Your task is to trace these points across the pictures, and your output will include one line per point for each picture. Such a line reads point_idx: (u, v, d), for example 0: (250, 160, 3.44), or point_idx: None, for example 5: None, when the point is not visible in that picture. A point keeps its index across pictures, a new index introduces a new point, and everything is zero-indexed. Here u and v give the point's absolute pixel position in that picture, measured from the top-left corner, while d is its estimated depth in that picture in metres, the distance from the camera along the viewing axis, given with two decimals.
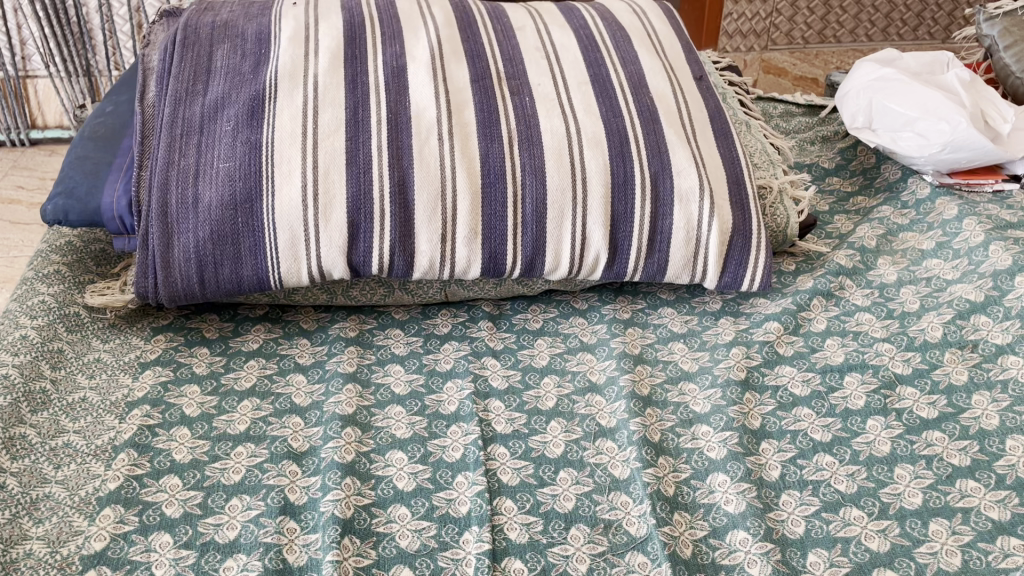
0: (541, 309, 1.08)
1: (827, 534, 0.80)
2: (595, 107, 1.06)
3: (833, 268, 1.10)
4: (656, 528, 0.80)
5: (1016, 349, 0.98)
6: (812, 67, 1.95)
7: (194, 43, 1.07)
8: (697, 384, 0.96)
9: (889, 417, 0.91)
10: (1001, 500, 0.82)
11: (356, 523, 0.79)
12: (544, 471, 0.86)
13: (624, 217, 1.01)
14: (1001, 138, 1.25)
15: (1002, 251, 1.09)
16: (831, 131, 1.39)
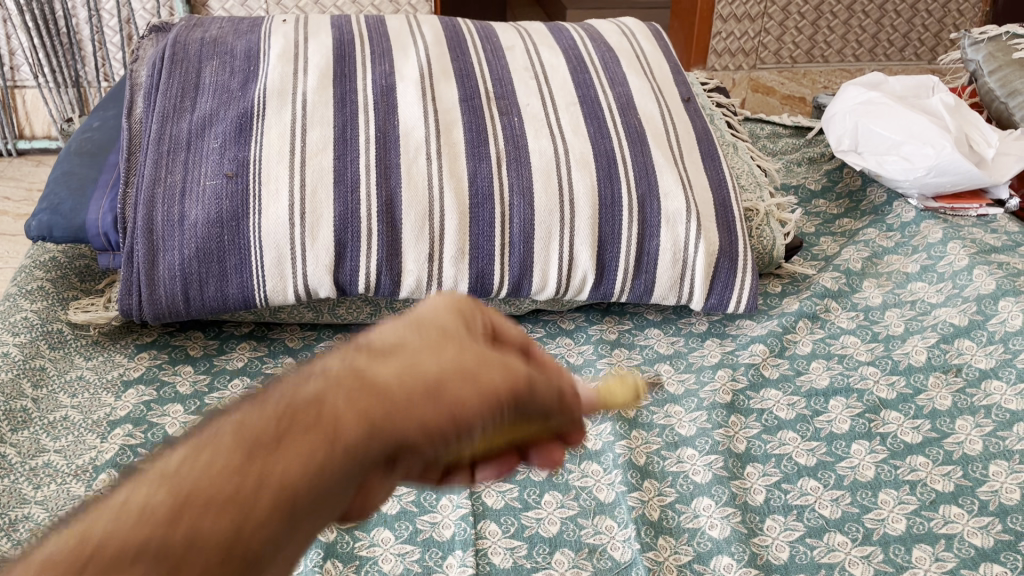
0: (528, 329, 1.08)
1: (812, 560, 0.80)
2: (584, 129, 1.07)
3: (819, 291, 1.11)
4: (640, 553, 0.79)
5: (999, 374, 0.98)
6: (801, 87, 1.98)
7: (183, 59, 1.07)
8: (682, 406, 0.96)
9: (874, 442, 0.91)
10: (985, 526, 0.82)
11: (339, 547, 0.79)
12: (528, 494, 0.85)
13: (611, 238, 1.01)
14: (985, 162, 1.26)
15: (987, 275, 1.10)
16: (818, 152, 1.41)
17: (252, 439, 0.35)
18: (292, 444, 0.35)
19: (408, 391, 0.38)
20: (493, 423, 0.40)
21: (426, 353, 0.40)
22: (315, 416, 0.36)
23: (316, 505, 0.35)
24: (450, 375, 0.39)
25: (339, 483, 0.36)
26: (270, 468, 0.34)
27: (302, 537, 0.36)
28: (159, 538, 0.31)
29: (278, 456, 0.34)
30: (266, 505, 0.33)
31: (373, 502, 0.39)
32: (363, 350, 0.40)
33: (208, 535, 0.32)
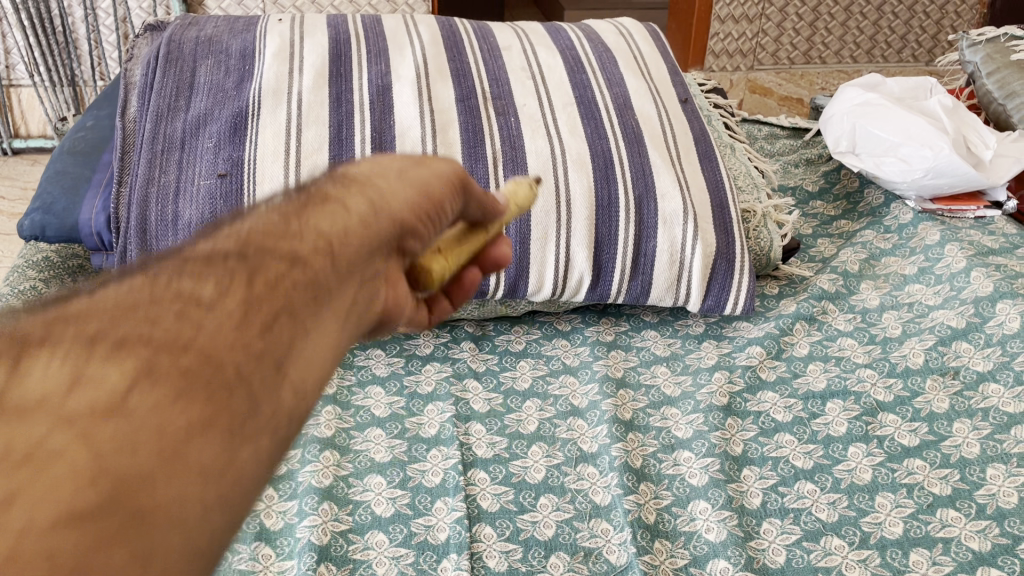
0: (524, 330, 1.07)
1: (808, 564, 0.80)
2: (580, 129, 1.06)
3: (816, 293, 1.11)
4: (636, 556, 0.79)
5: (997, 377, 0.98)
6: (799, 88, 1.97)
7: (178, 58, 1.06)
8: (679, 409, 0.96)
9: (871, 444, 0.91)
10: (982, 530, 0.82)
11: (333, 550, 0.78)
12: (524, 496, 0.85)
13: (608, 239, 1.01)
14: (984, 164, 1.26)
15: (984, 277, 1.09)
16: (815, 155, 1.40)
17: (282, 213, 0.47)
18: (326, 207, 0.49)
19: (382, 181, 0.54)
20: (454, 204, 0.58)
21: (381, 160, 0.56)
22: (321, 202, 0.49)
23: (354, 253, 0.48)
24: (411, 168, 0.56)
25: (372, 229, 0.50)
26: (313, 219, 0.47)
27: (376, 269, 0.50)
28: (244, 257, 0.43)
29: (316, 215, 0.48)
30: (310, 246, 0.46)
31: (396, 290, 0.53)
32: (345, 172, 0.54)
33: (277, 254, 0.44)
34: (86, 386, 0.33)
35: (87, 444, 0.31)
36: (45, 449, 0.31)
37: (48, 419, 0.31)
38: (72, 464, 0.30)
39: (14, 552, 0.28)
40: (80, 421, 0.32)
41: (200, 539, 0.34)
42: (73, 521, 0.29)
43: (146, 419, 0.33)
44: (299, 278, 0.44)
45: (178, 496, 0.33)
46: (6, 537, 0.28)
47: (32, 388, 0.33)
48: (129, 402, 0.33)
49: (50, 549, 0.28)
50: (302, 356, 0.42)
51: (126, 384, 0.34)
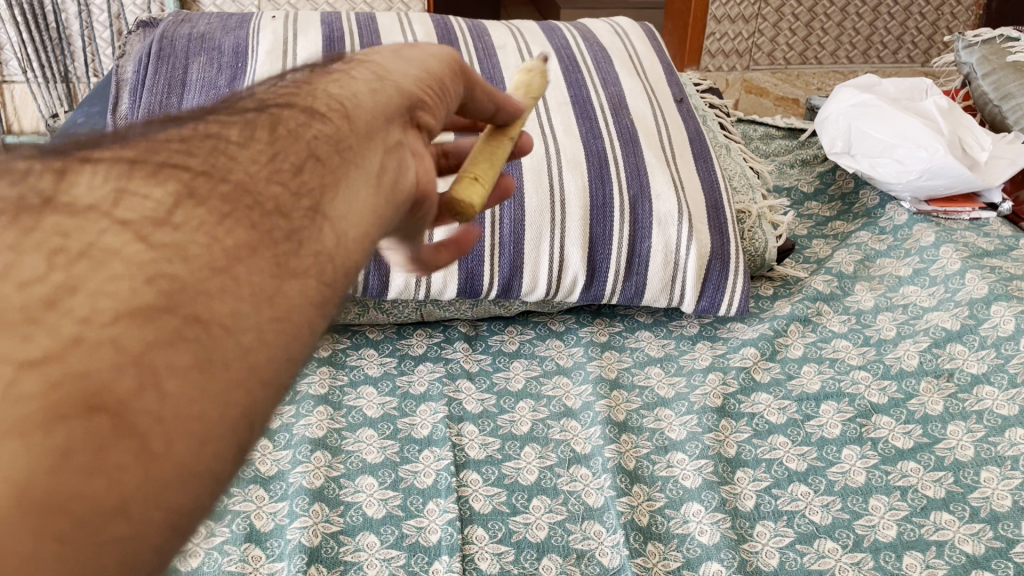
0: (517, 330, 1.07)
1: (801, 567, 0.79)
2: (575, 128, 1.06)
3: (810, 294, 1.11)
4: (629, 559, 0.78)
5: (991, 379, 0.97)
6: (794, 89, 1.97)
7: (170, 55, 1.05)
8: (673, 410, 0.95)
9: (864, 446, 0.91)
10: (976, 533, 0.81)
11: (323, 552, 0.77)
12: (516, 498, 0.84)
13: (602, 239, 1.00)
14: (979, 166, 1.26)
15: (979, 279, 1.09)
16: (811, 155, 1.39)
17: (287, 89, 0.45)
18: (329, 81, 0.46)
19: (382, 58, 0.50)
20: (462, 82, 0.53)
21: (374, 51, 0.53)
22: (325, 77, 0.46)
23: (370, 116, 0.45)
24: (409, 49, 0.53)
25: (383, 93, 0.47)
26: (320, 87, 0.45)
27: (396, 135, 0.45)
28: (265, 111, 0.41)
29: (321, 84, 0.45)
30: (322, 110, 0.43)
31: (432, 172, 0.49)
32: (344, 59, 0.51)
33: (295, 109, 0.42)
34: (131, 199, 0.31)
35: (141, 244, 0.30)
36: (100, 245, 0.29)
37: (100, 220, 0.30)
38: (129, 260, 0.29)
39: (78, 335, 0.26)
40: (133, 223, 0.30)
41: (261, 362, 0.32)
42: (137, 315, 0.28)
43: (191, 234, 0.32)
44: (321, 129, 0.41)
45: (235, 318, 0.31)
46: (70, 323, 0.26)
47: (84, 192, 0.31)
48: (173, 219, 0.32)
49: (113, 338, 0.27)
50: (338, 197, 0.40)
51: (168, 203, 0.32)
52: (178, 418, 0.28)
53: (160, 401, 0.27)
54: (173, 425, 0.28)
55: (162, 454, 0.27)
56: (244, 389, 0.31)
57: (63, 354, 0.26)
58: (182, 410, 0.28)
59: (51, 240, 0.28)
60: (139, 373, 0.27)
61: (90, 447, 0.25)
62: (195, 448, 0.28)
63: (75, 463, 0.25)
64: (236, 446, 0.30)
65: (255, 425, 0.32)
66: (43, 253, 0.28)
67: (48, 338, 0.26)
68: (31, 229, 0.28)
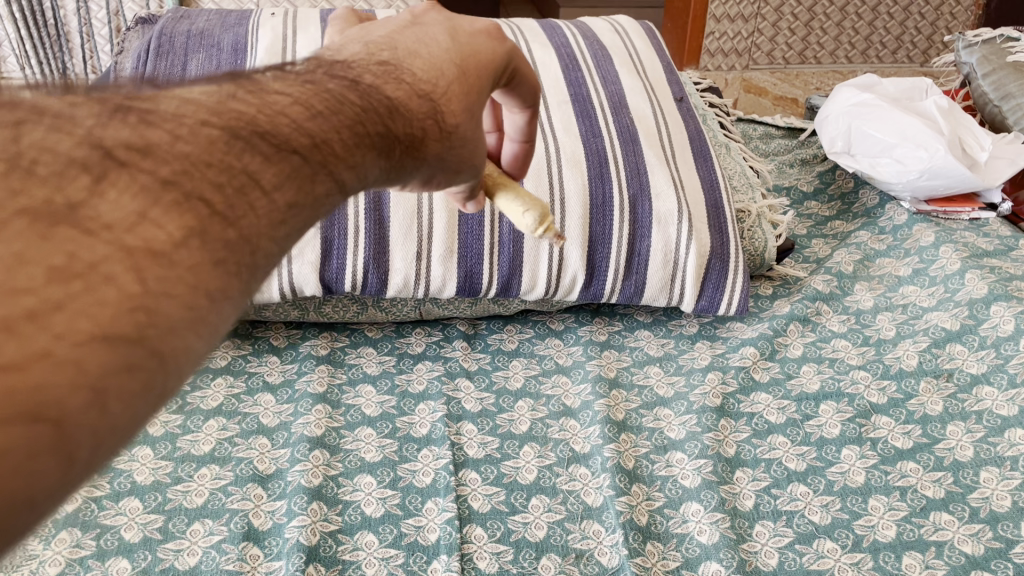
0: (517, 329, 1.07)
1: (800, 567, 0.79)
2: (575, 127, 1.06)
3: (810, 293, 1.10)
4: (628, 558, 0.78)
5: (991, 380, 0.97)
6: (794, 88, 1.95)
7: (169, 51, 1.05)
8: (673, 410, 0.95)
9: (863, 447, 0.91)
10: (975, 534, 0.81)
11: (322, 551, 0.77)
12: (515, 497, 0.84)
13: (602, 238, 1.00)
14: (979, 166, 1.25)
15: (979, 279, 1.09)
16: (811, 154, 1.39)
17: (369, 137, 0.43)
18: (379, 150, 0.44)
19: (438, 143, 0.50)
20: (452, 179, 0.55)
21: (448, 121, 0.50)
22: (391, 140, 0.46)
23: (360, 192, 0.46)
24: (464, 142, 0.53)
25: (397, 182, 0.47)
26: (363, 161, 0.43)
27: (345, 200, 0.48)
28: (312, 162, 0.40)
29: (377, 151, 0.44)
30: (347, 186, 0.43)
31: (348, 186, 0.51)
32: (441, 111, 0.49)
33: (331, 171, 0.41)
34: (147, 227, 0.31)
35: (136, 278, 0.30)
36: (102, 271, 0.29)
37: (106, 242, 0.30)
38: (121, 290, 0.29)
39: (48, 348, 0.27)
40: (136, 254, 0.30)
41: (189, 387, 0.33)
42: (107, 341, 0.28)
43: (184, 273, 0.32)
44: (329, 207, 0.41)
45: (191, 348, 0.32)
46: (42, 337, 0.27)
47: (105, 207, 0.30)
48: (173, 255, 0.32)
49: (79, 359, 0.28)
50: None
51: (177, 239, 0.32)
52: (109, 438, 0.29)
53: (99, 420, 0.28)
54: (103, 440, 0.29)
55: (81, 466, 0.28)
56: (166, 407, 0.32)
57: (26, 367, 0.26)
58: (114, 432, 0.29)
59: (56, 258, 0.28)
60: (93, 396, 0.28)
61: (24, 457, 0.26)
62: (106, 457, 0.30)
63: (6, 466, 0.25)
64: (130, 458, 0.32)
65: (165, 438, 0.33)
66: (46, 268, 0.28)
67: (16, 346, 0.26)
68: (42, 237, 0.28)
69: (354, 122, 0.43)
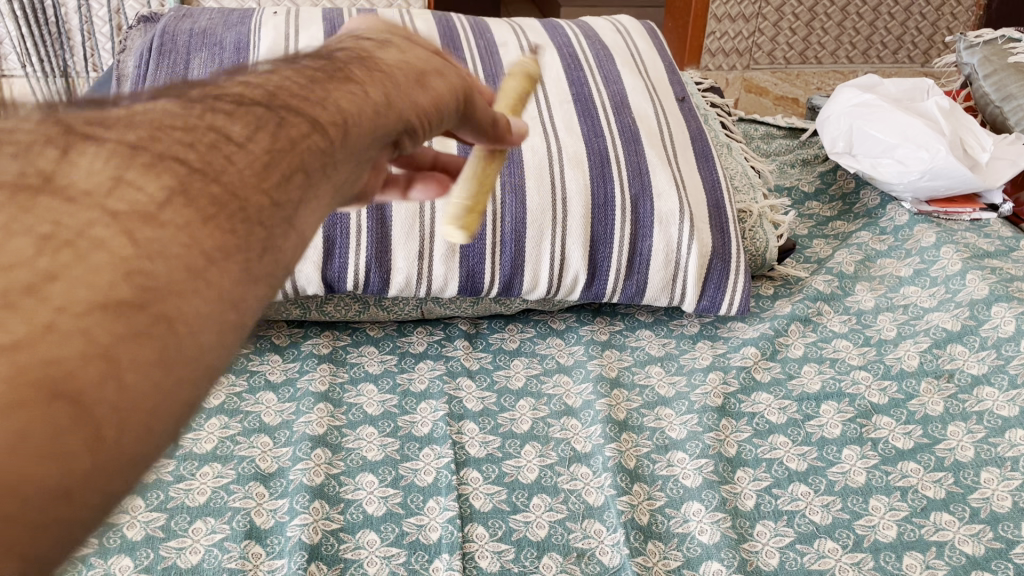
0: (518, 328, 1.07)
1: (801, 566, 0.79)
2: (577, 127, 1.06)
3: (811, 293, 1.10)
4: (629, 558, 0.78)
5: (991, 380, 0.97)
6: (794, 88, 1.97)
7: (171, 51, 1.05)
8: (674, 409, 0.95)
9: (864, 447, 0.91)
10: (975, 534, 0.82)
11: (324, 549, 0.77)
12: (517, 497, 0.84)
13: (603, 237, 1.00)
14: (980, 167, 1.26)
15: (980, 280, 1.09)
16: (812, 154, 1.39)
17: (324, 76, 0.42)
18: (344, 82, 0.43)
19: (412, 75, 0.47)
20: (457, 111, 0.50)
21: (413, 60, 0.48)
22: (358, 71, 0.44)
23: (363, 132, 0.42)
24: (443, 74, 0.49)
25: (365, 137, 0.42)
26: (332, 93, 0.41)
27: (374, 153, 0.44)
28: (273, 106, 0.39)
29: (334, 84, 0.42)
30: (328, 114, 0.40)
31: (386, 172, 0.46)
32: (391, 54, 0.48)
33: (297, 107, 0.39)
34: (125, 189, 0.31)
35: (127, 240, 0.30)
36: (90, 237, 0.29)
37: (91, 208, 0.30)
38: (112, 253, 0.29)
39: (51, 321, 0.27)
40: (121, 216, 0.30)
41: (218, 362, 0.32)
42: (108, 308, 0.28)
43: (175, 233, 0.31)
44: (318, 141, 0.39)
45: (211, 323, 0.32)
46: (45, 310, 0.27)
47: (78, 174, 0.31)
48: (160, 215, 0.31)
49: (84, 328, 0.27)
50: (305, 210, 0.38)
51: (159, 199, 0.32)
52: (136, 411, 0.28)
53: (118, 393, 0.28)
54: (127, 418, 0.28)
55: (113, 446, 0.28)
56: (196, 385, 0.31)
57: (33, 342, 0.26)
58: (139, 405, 0.29)
59: (42, 228, 0.28)
60: (106, 364, 0.28)
61: (47, 435, 0.25)
62: (150, 441, 0.29)
63: (30, 445, 0.25)
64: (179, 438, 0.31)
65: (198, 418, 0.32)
66: (33, 239, 0.28)
67: (21, 321, 0.26)
68: (25, 212, 0.29)
69: (308, 78, 0.42)
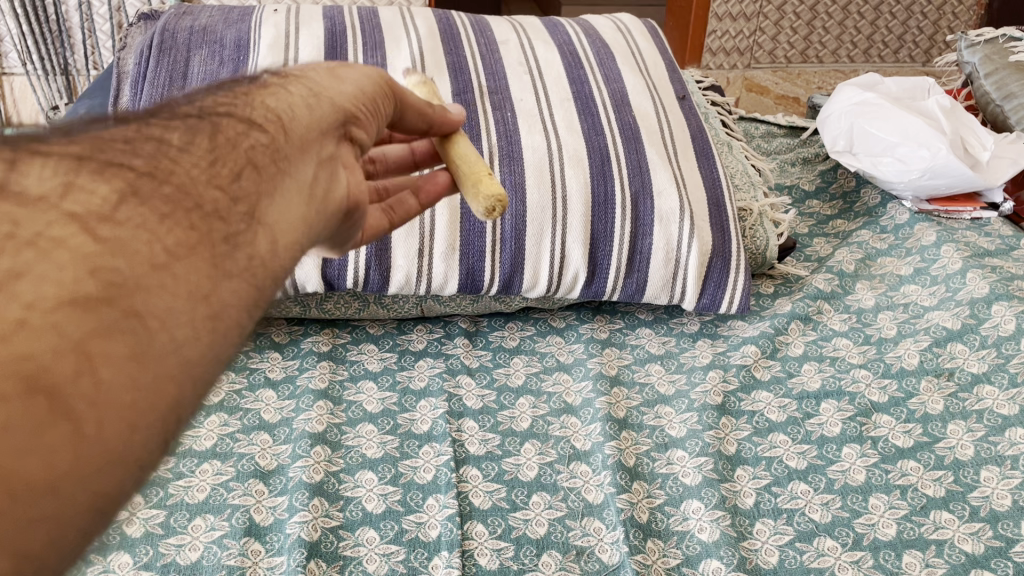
0: (518, 326, 1.07)
1: (801, 565, 0.79)
2: (577, 125, 1.05)
3: (811, 292, 1.10)
4: (629, 555, 0.78)
5: (992, 378, 0.97)
6: (795, 87, 1.96)
7: (171, 48, 1.05)
8: (673, 407, 0.95)
9: (864, 445, 0.91)
10: (975, 533, 0.81)
11: (323, 546, 0.77)
12: (516, 494, 0.84)
13: (604, 235, 1.00)
14: (980, 165, 1.25)
15: (980, 279, 1.09)
16: (812, 153, 1.39)
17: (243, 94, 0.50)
18: (262, 91, 0.51)
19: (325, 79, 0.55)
20: (386, 103, 0.58)
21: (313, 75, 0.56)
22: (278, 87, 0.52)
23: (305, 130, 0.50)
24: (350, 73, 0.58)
25: (303, 133, 0.50)
26: (260, 97, 0.50)
27: (329, 148, 0.52)
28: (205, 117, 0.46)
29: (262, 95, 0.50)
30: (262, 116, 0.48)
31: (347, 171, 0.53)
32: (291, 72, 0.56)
33: (236, 119, 0.47)
34: (79, 192, 0.36)
35: (89, 238, 0.34)
36: (50, 237, 0.33)
37: (50, 212, 0.34)
38: (75, 250, 0.34)
39: (25, 318, 0.31)
40: (81, 216, 0.35)
41: (187, 356, 0.37)
42: (75, 305, 0.32)
43: (134, 231, 0.36)
44: (259, 137, 0.46)
45: (174, 321, 0.37)
46: (16, 307, 0.31)
47: (29, 181, 0.35)
48: (118, 217, 0.36)
49: (55, 323, 0.31)
50: (273, 201, 0.45)
51: (113, 201, 0.37)
52: (110, 404, 0.33)
53: (93, 388, 0.32)
54: (103, 410, 0.33)
55: (92, 437, 0.32)
56: (165, 379, 0.36)
57: (8, 338, 0.30)
58: (112, 398, 0.33)
59: (1, 227, 0.32)
60: (78, 360, 0.32)
61: (30, 428, 0.30)
62: (122, 430, 0.34)
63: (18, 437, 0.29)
64: (155, 430, 0.35)
65: (172, 411, 0.37)
66: None
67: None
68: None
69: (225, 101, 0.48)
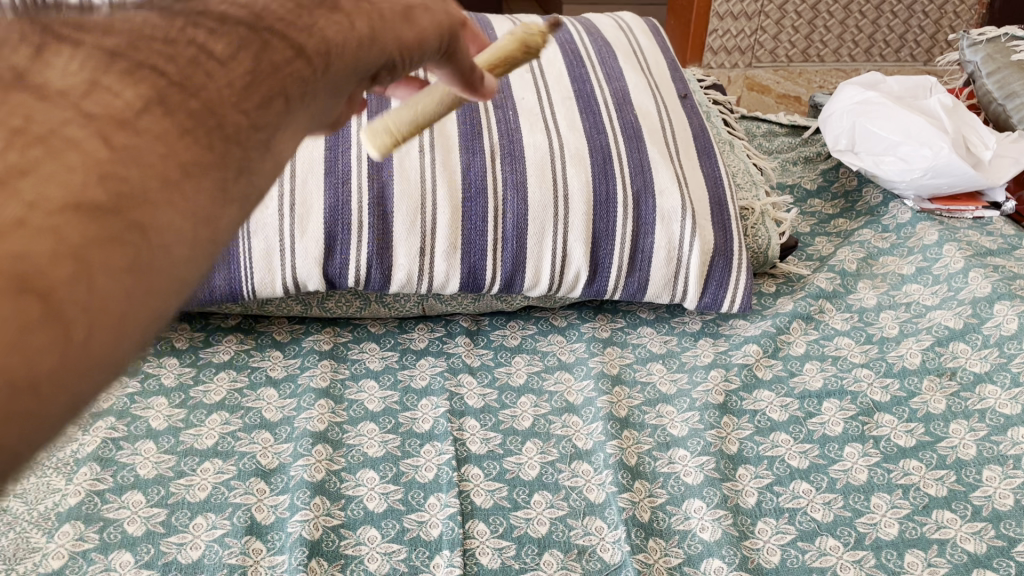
0: (519, 325, 1.06)
1: (803, 564, 0.79)
2: (579, 123, 1.05)
3: (813, 291, 1.10)
4: (630, 555, 0.78)
5: (994, 378, 0.97)
6: (796, 86, 1.91)
7: None
8: (675, 406, 0.95)
9: (866, 445, 0.90)
10: (977, 532, 0.81)
11: (324, 545, 0.77)
12: (517, 493, 0.84)
13: (605, 233, 1.00)
14: (983, 164, 1.25)
15: (982, 278, 1.09)
16: (814, 152, 1.39)
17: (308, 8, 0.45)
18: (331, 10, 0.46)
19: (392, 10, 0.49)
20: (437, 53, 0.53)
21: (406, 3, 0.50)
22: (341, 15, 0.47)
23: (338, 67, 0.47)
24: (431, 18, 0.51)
25: (331, 75, 0.46)
26: (319, 21, 0.45)
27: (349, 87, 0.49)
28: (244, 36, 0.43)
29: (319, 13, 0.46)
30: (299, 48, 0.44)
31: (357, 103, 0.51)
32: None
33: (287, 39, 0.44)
34: (100, 93, 0.35)
35: (103, 142, 0.34)
36: (63, 136, 0.33)
37: (66, 108, 0.34)
38: (87, 154, 0.33)
39: (25, 217, 0.30)
40: (96, 118, 0.34)
41: (177, 273, 0.36)
42: (80, 211, 0.32)
43: (152, 141, 0.36)
44: (300, 69, 0.44)
45: (173, 237, 0.36)
46: (17, 206, 0.30)
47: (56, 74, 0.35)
48: (137, 122, 0.36)
49: (55, 227, 0.31)
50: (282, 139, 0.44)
51: (135, 105, 0.36)
52: (103, 312, 0.32)
53: (88, 290, 0.32)
54: (96, 316, 0.32)
55: (79, 343, 0.32)
56: (158, 295, 0.35)
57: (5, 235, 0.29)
58: (107, 305, 0.33)
59: (15, 121, 0.32)
60: (76, 267, 0.31)
61: (19, 324, 0.29)
62: (118, 337, 0.33)
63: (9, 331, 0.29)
64: (144, 342, 0.35)
65: (161, 324, 0.36)
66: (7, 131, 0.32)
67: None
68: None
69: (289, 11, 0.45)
